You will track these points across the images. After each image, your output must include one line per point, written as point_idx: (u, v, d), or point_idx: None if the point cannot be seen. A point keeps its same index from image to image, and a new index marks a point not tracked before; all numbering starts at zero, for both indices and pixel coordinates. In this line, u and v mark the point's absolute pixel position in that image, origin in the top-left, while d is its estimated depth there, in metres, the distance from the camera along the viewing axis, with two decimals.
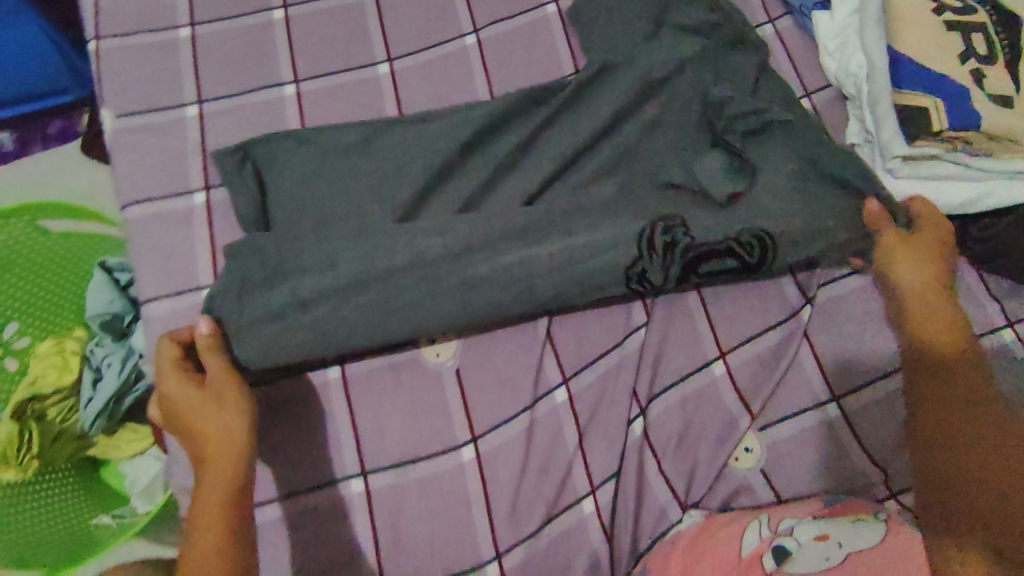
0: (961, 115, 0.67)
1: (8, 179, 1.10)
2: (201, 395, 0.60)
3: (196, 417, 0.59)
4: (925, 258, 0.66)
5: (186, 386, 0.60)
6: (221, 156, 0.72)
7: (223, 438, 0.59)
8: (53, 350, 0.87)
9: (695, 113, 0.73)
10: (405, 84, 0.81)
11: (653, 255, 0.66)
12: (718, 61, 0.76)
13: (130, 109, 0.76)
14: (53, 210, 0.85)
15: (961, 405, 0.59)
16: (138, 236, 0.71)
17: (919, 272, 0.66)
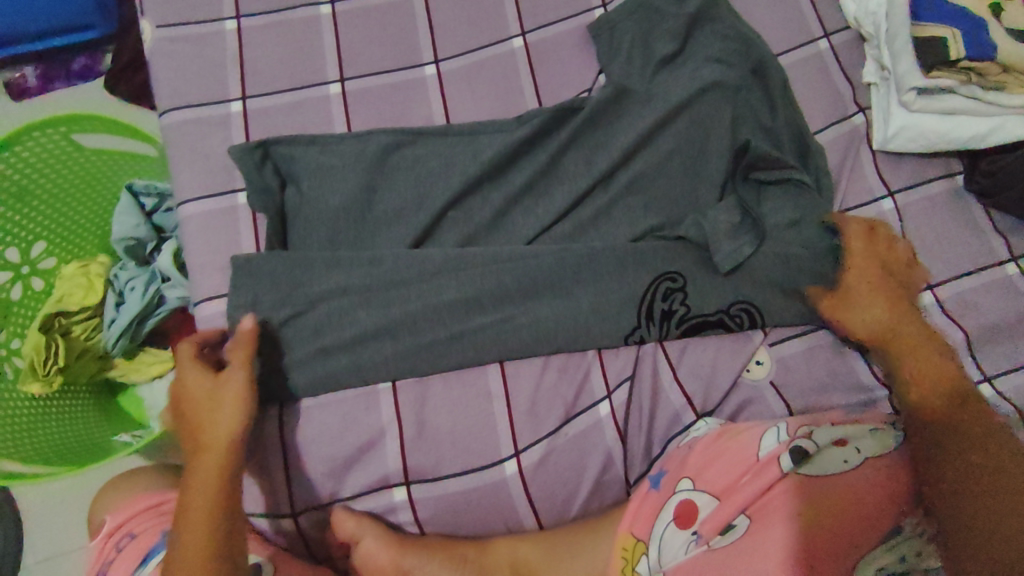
0: (978, 45, 0.72)
1: (42, 111, 1.21)
2: (211, 395, 0.63)
3: (204, 415, 0.63)
4: (867, 281, 0.71)
5: (205, 383, 0.64)
6: (241, 153, 0.72)
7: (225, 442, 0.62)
8: (79, 272, 0.99)
9: (708, 59, 0.80)
10: (436, 6, 0.82)
11: (652, 323, 0.71)
12: (741, 34, 0.81)
13: (170, 20, 0.79)
14: (87, 120, 0.91)
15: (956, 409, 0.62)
16: (177, 141, 0.76)
17: (869, 293, 0.71)
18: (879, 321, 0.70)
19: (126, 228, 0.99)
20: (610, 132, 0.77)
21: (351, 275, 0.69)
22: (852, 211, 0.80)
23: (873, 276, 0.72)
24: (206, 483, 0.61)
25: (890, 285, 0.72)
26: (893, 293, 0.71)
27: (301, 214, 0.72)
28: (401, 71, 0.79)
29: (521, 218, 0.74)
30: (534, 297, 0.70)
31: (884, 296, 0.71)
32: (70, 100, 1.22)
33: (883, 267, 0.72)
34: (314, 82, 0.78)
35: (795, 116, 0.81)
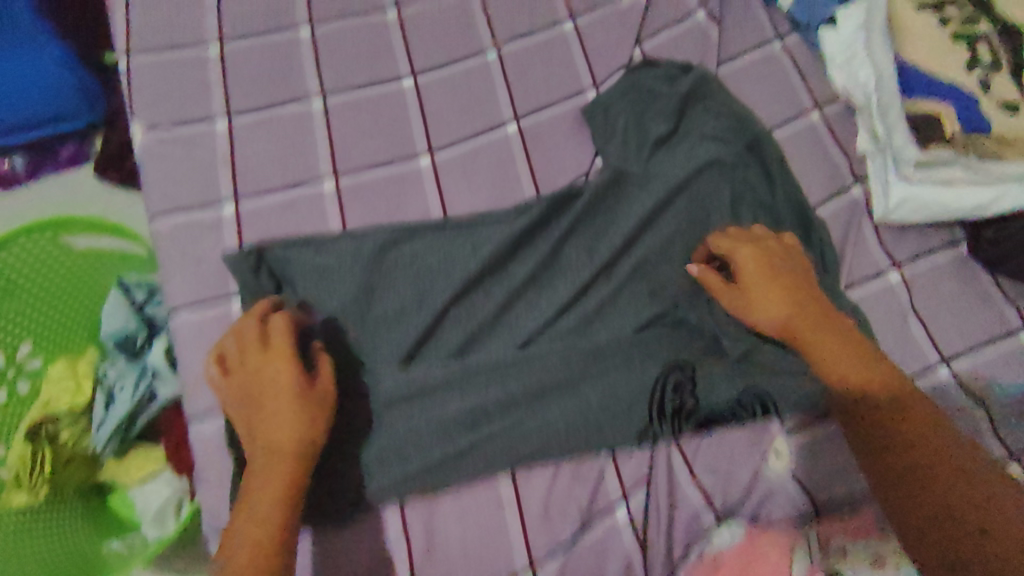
0: (973, 121, 0.74)
1: (31, 201, 1.21)
2: (291, 389, 0.62)
3: (277, 406, 0.61)
4: (764, 273, 0.69)
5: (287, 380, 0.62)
6: (236, 263, 0.70)
7: (298, 445, 0.60)
8: (66, 372, 0.95)
9: (702, 139, 0.80)
10: (428, 96, 0.82)
11: (664, 420, 0.68)
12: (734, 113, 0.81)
13: (160, 122, 0.79)
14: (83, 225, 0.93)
15: (902, 468, 0.58)
16: (167, 245, 0.74)
17: (776, 300, 0.68)
18: (807, 335, 0.67)
19: (116, 324, 0.98)
20: (610, 218, 0.76)
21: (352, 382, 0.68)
22: (861, 286, 0.78)
23: (769, 270, 0.69)
24: (274, 484, 0.58)
25: (790, 282, 0.69)
26: (801, 287, 0.69)
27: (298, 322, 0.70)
28: (394, 163, 0.78)
29: (526, 313, 0.72)
30: (542, 397, 0.68)
31: (799, 301, 0.68)
32: (57, 198, 1.21)
33: (779, 266, 0.69)
34: (307, 180, 0.77)
35: (794, 192, 0.80)
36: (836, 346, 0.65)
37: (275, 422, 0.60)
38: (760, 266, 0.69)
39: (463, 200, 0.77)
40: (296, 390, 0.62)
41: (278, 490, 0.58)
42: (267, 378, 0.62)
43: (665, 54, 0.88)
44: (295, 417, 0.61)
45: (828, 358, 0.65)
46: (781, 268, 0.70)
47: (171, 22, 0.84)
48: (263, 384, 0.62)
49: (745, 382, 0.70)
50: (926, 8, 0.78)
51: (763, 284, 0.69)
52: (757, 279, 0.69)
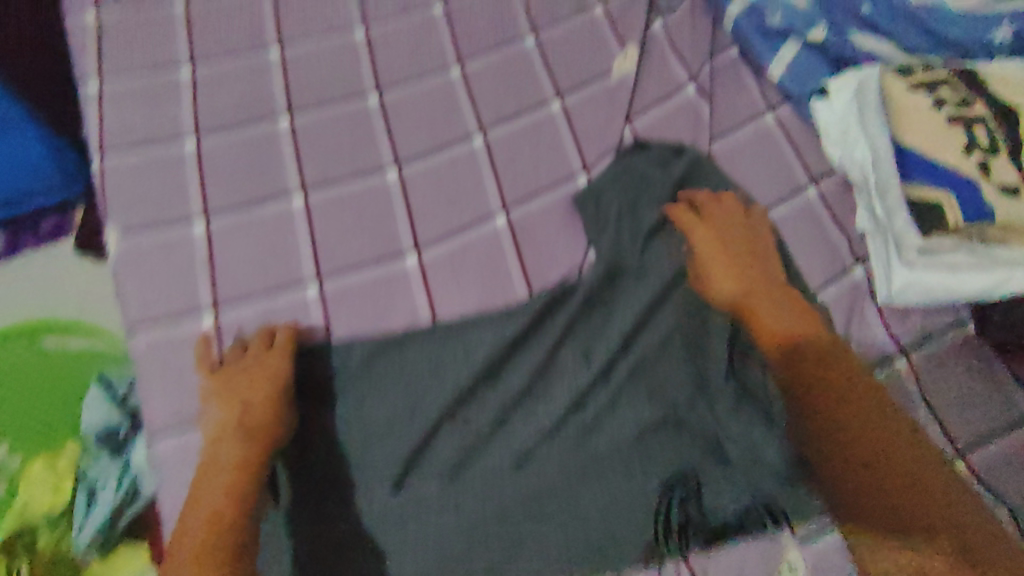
0: (974, 208, 0.71)
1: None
2: (270, 376, 0.68)
3: (256, 389, 0.68)
4: (710, 245, 0.74)
5: (261, 378, 0.68)
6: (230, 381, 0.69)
7: (253, 435, 0.66)
8: (46, 471, 0.92)
9: None
10: (414, 188, 0.79)
11: (670, 538, 0.65)
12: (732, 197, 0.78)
13: (136, 226, 0.76)
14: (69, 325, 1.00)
15: (834, 433, 0.63)
16: (147, 363, 0.72)
17: (724, 278, 0.72)
18: (761, 317, 0.70)
19: (97, 420, 0.94)
20: (605, 315, 0.73)
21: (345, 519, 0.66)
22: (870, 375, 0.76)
23: (716, 242, 0.74)
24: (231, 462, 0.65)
25: (734, 255, 0.73)
26: (742, 254, 0.73)
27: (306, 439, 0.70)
28: (380, 263, 0.75)
29: (521, 426, 0.69)
30: (539, 518, 0.66)
31: (749, 278, 0.72)
32: (31, 294, 1.11)
33: (726, 241, 0.74)
34: (290, 284, 0.74)
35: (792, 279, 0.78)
36: (775, 310, 0.69)
37: (250, 402, 0.67)
38: (709, 237, 0.74)
39: (452, 301, 0.74)
40: (276, 378, 0.68)
41: (237, 457, 0.65)
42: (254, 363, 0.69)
43: (656, 132, 0.85)
44: (271, 399, 0.68)
45: (772, 335, 0.69)
46: (725, 239, 0.74)
47: (146, 119, 0.81)
48: (248, 367, 0.69)
49: (751, 487, 0.67)
50: (921, 90, 0.76)
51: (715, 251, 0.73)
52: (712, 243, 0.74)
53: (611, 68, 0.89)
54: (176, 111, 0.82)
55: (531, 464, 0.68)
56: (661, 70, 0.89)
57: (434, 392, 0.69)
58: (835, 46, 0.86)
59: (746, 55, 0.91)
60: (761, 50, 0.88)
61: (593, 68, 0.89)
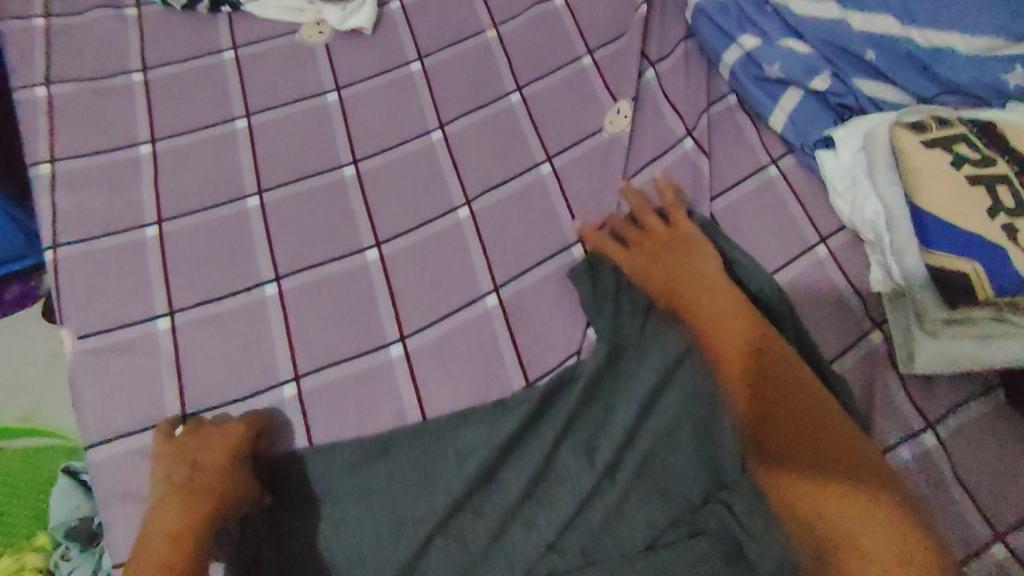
0: (1004, 282, 0.65)
1: None
2: (224, 448, 0.63)
3: (207, 460, 0.62)
4: (643, 254, 0.73)
5: (214, 448, 0.63)
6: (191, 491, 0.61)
7: (196, 506, 0.60)
8: (13, 569, 0.87)
9: None
10: (396, 269, 0.74)
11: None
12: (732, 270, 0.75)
13: (94, 325, 0.71)
14: (15, 430, 0.99)
15: (806, 416, 0.65)
16: (106, 481, 0.65)
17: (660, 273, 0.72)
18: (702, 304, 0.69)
19: (67, 511, 0.90)
20: (608, 405, 0.68)
21: None
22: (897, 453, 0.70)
23: (651, 253, 0.73)
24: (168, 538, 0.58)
25: (673, 261, 0.72)
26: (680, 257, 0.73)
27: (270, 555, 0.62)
28: (363, 357, 0.70)
29: (522, 534, 0.63)
30: None
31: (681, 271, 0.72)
32: None
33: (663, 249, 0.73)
34: (265, 383, 0.69)
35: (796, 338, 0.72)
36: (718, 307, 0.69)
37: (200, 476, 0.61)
38: (646, 246, 0.74)
39: (442, 394, 0.69)
40: (230, 449, 0.63)
41: (176, 538, 0.58)
42: (208, 436, 0.64)
43: (654, 194, 0.80)
44: (222, 469, 0.62)
45: (716, 329, 0.68)
46: (665, 246, 0.74)
47: (105, 206, 0.76)
48: (199, 438, 0.64)
49: None
50: (937, 146, 0.72)
51: (654, 258, 0.73)
52: (647, 253, 0.73)
53: (602, 125, 0.84)
54: (137, 196, 0.77)
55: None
56: (655, 124, 0.84)
57: (425, 502, 0.63)
58: (836, 94, 0.82)
59: (745, 105, 0.88)
60: (762, 101, 0.85)
61: (582, 126, 0.84)
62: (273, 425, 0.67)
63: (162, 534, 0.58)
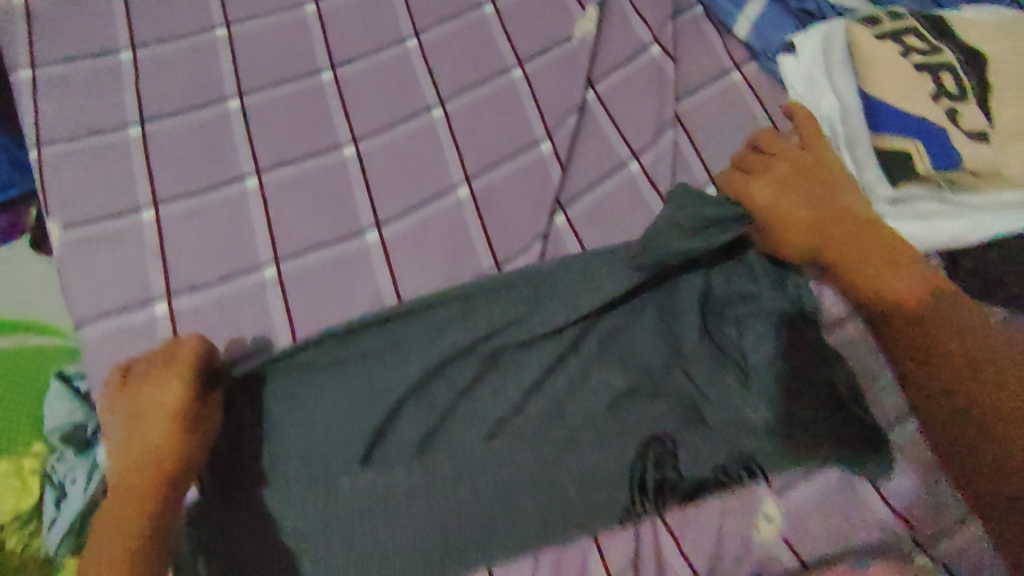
0: (945, 155, 0.71)
1: None
2: (173, 389, 0.62)
3: (156, 402, 0.61)
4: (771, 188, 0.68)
5: (163, 393, 0.61)
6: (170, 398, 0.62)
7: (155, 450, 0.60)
8: (10, 471, 0.91)
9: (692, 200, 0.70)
10: (373, 164, 0.77)
11: (645, 499, 0.66)
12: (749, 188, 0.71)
13: (80, 218, 0.72)
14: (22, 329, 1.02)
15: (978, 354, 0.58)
16: (97, 357, 0.68)
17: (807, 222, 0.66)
18: (886, 289, 0.62)
19: (59, 414, 0.92)
20: None
21: (306, 513, 0.64)
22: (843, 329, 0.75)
23: (787, 184, 0.68)
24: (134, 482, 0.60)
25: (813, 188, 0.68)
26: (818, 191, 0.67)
27: (246, 451, 0.66)
28: (340, 243, 0.73)
29: (490, 397, 0.68)
30: (514, 492, 0.65)
31: (860, 244, 0.64)
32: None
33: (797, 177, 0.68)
34: (246, 268, 0.71)
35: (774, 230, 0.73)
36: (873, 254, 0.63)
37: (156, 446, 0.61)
38: (783, 169, 0.69)
39: (419, 277, 0.73)
40: (180, 394, 0.61)
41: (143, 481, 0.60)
42: (149, 396, 0.61)
43: (620, 98, 0.83)
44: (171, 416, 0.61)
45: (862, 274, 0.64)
46: (794, 170, 0.69)
47: (87, 106, 0.77)
48: (144, 404, 0.62)
49: (727, 446, 0.68)
50: (888, 39, 0.76)
51: (786, 186, 0.68)
52: (779, 179, 0.69)
53: (572, 31, 0.86)
54: (118, 98, 0.78)
55: (506, 440, 0.66)
56: (623, 32, 0.87)
57: (401, 371, 0.67)
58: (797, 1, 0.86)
59: (710, 14, 0.90)
60: (726, 7, 0.88)
61: (553, 32, 0.86)
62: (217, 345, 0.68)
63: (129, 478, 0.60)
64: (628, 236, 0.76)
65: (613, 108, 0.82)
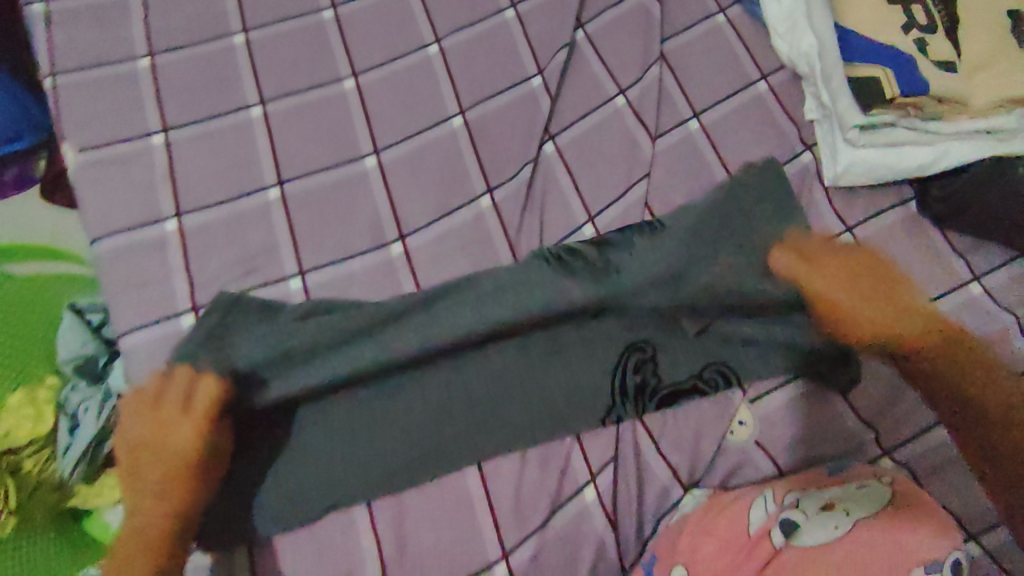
0: (910, 82, 0.76)
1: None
2: (196, 432, 0.62)
3: (175, 443, 0.62)
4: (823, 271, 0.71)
5: (180, 435, 0.62)
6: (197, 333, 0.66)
7: (170, 497, 0.61)
8: (25, 400, 0.93)
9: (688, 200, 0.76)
10: (372, 97, 0.81)
11: (627, 400, 0.70)
12: (754, 182, 0.77)
13: (94, 142, 0.76)
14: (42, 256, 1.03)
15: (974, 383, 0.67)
16: (109, 270, 0.71)
17: (867, 312, 0.69)
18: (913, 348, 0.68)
19: (72, 347, 0.96)
20: (568, 211, 0.78)
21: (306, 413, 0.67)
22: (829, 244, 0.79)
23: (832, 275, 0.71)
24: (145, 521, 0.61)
25: (856, 281, 0.71)
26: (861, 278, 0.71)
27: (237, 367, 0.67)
28: (341, 167, 0.77)
29: (477, 305, 0.70)
30: (505, 396, 0.69)
31: (903, 317, 0.69)
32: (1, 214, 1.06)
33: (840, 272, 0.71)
34: (252, 189, 0.75)
35: (757, 186, 0.77)
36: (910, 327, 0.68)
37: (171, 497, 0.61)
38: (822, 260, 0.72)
39: (416, 200, 0.76)
40: (201, 436, 0.62)
41: (156, 520, 0.60)
42: (166, 440, 0.62)
43: (608, 34, 0.86)
44: (186, 458, 0.62)
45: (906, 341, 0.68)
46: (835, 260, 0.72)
47: (97, 39, 0.81)
48: (155, 450, 0.62)
49: (707, 354, 0.73)
50: None
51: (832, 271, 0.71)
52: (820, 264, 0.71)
53: None
54: (127, 33, 0.81)
55: (493, 348, 0.70)
56: None
57: (404, 286, 0.73)
58: None
59: None
60: None
61: None
62: (203, 337, 0.66)
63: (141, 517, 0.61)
64: (614, 166, 0.80)
65: (603, 46, 0.85)
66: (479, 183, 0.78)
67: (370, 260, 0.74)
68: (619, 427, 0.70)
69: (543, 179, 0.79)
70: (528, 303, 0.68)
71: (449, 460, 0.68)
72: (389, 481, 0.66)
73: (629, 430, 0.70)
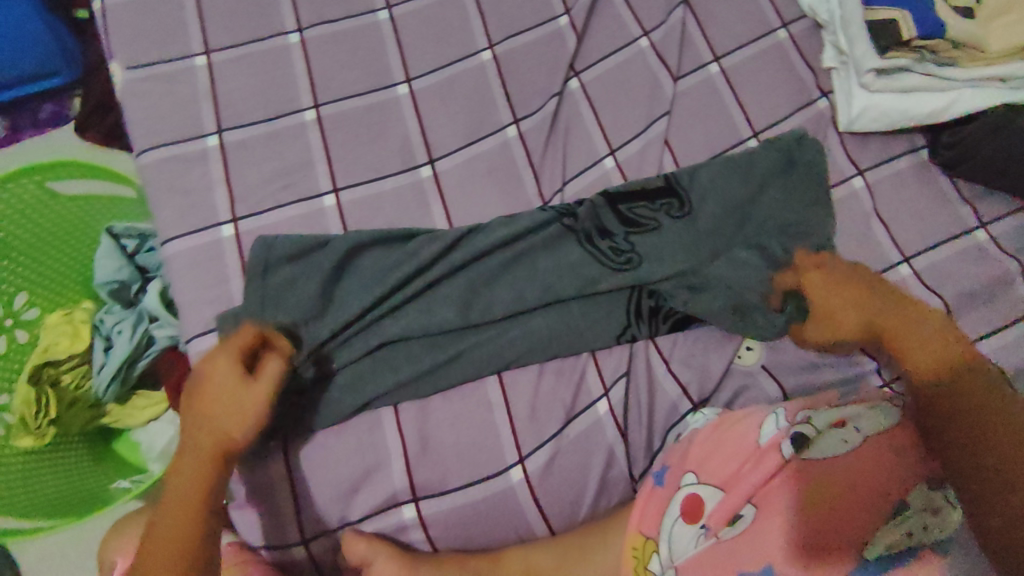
0: (927, 24, 0.77)
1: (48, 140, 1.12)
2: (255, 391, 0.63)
3: (232, 401, 0.63)
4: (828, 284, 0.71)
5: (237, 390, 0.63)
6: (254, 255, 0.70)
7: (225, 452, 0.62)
8: (62, 320, 0.96)
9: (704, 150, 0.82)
10: (405, 28, 0.84)
11: (642, 321, 0.74)
12: (775, 144, 0.80)
13: (140, 60, 0.79)
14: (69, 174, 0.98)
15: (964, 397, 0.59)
16: (153, 179, 0.75)
17: (858, 320, 0.67)
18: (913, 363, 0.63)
19: (108, 271, 0.97)
20: (590, 145, 0.81)
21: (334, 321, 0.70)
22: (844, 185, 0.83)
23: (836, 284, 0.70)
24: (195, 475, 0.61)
25: (861, 286, 0.69)
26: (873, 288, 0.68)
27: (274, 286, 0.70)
28: (373, 93, 0.80)
29: (502, 228, 0.74)
30: (528, 312, 0.73)
31: (905, 332, 0.64)
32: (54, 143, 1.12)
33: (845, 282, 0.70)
34: (289, 110, 0.79)
35: (778, 145, 0.80)
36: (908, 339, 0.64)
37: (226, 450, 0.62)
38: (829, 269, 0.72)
39: (445, 128, 0.80)
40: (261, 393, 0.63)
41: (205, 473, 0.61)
42: (223, 398, 0.63)
43: None
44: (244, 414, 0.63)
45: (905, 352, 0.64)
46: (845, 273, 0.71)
47: None
48: (216, 403, 0.63)
49: (721, 282, 0.74)
50: None
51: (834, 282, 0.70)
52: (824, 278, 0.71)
53: None
54: None
55: (519, 268, 0.74)
56: None
57: (432, 206, 0.77)
58: None
59: None
60: None
61: None
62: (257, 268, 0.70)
63: (190, 474, 0.61)
64: (636, 103, 0.83)
65: None
66: (507, 114, 0.81)
67: (400, 180, 0.77)
68: (633, 347, 0.74)
69: (568, 113, 0.82)
70: (563, 282, 0.73)
71: (472, 368, 0.71)
72: (415, 385, 0.70)
73: (642, 348, 0.74)
